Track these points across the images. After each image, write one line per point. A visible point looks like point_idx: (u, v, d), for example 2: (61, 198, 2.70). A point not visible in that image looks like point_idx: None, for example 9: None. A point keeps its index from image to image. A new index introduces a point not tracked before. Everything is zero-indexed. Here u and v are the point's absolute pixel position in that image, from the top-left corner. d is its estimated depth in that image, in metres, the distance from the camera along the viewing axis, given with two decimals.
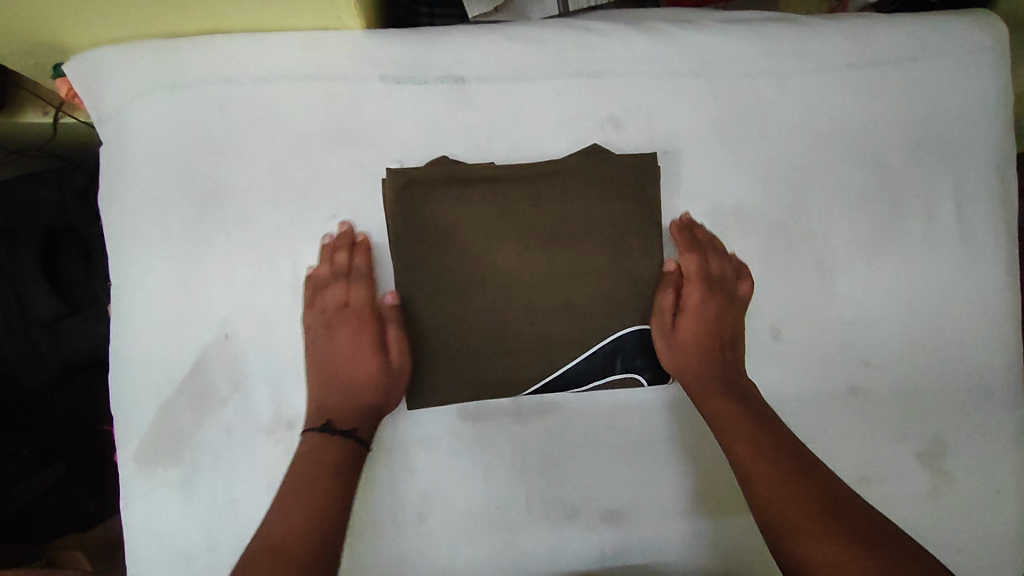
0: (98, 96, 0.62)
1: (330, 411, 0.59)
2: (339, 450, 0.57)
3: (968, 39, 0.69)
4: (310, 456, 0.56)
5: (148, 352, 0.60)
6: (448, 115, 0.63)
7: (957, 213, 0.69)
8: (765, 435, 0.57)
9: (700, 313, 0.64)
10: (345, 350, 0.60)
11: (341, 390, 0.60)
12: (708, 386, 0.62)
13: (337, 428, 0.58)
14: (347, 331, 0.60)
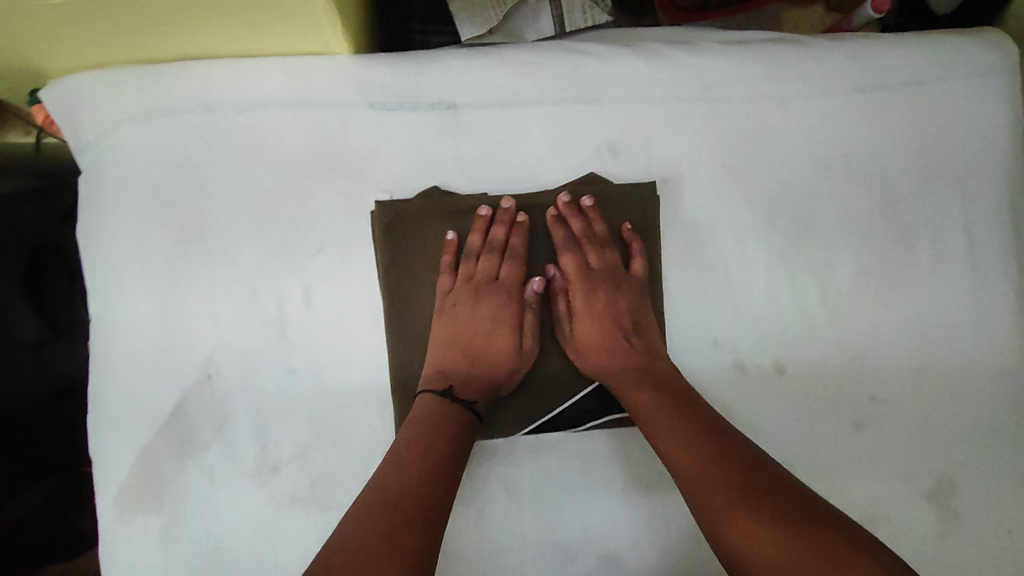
0: (76, 123, 0.60)
1: (453, 380, 0.57)
2: (461, 422, 0.55)
3: (980, 60, 0.67)
4: (429, 423, 0.53)
5: (128, 392, 0.58)
6: (440, 144, 0.61)
7: (967, 241, 0.66)
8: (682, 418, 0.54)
9: (594, 302, 0.60)
10: (481, 322, 0.59)
11: (474, 362, 0.58)
12: (623, 370, 0.58)
13: (458, 397, 0.56)
14: (489, 304, 0.59)
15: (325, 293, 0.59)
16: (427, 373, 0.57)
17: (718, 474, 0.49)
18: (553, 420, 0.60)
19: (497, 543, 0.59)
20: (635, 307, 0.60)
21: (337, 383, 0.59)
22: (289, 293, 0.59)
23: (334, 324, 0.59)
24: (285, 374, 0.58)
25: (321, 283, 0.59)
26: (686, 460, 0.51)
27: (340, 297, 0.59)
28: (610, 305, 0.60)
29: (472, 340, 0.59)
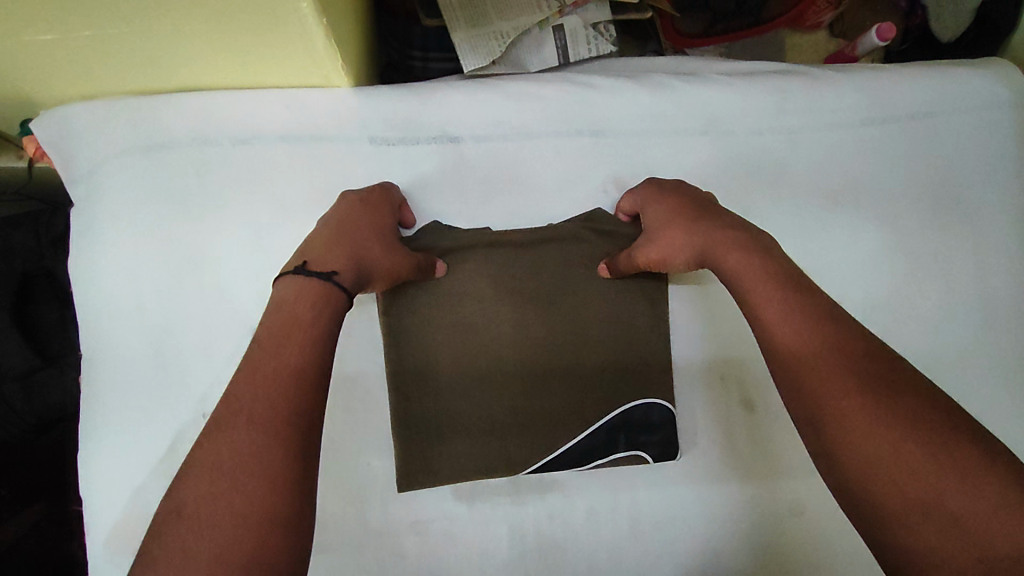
0: (69, 155, 0.58)
1: (309, 257, 0.47)
2: (326, 300, 0.45)
3: (984, 93, 0.67)
4: (284, 307, 0.43)
5: (118, 431, 0.56)
6: (442, 178, 0.60)
7: (978, 273, 0.65)
8: (785, 295, 0.46)
9: (664, 204, 0.56)
10: (352, 220, 0.52)
11: (334, 243, 0.49)
12: (712, 246, 0.51)
13: (312, 271, 0.46)
14: (357, 209, 0.53)
15: None
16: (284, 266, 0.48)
17: (838, 351, 0.41)
18: (555, 461, 0.57)
19: None
20: (709, 202, 0.56)
21: (334, 421, 0.57)
22: None
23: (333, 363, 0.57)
24: None
25: None
26: (792, 336, 0.43)
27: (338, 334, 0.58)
28: (678, 202, 0.55)
29: (339, 230, 0.50)
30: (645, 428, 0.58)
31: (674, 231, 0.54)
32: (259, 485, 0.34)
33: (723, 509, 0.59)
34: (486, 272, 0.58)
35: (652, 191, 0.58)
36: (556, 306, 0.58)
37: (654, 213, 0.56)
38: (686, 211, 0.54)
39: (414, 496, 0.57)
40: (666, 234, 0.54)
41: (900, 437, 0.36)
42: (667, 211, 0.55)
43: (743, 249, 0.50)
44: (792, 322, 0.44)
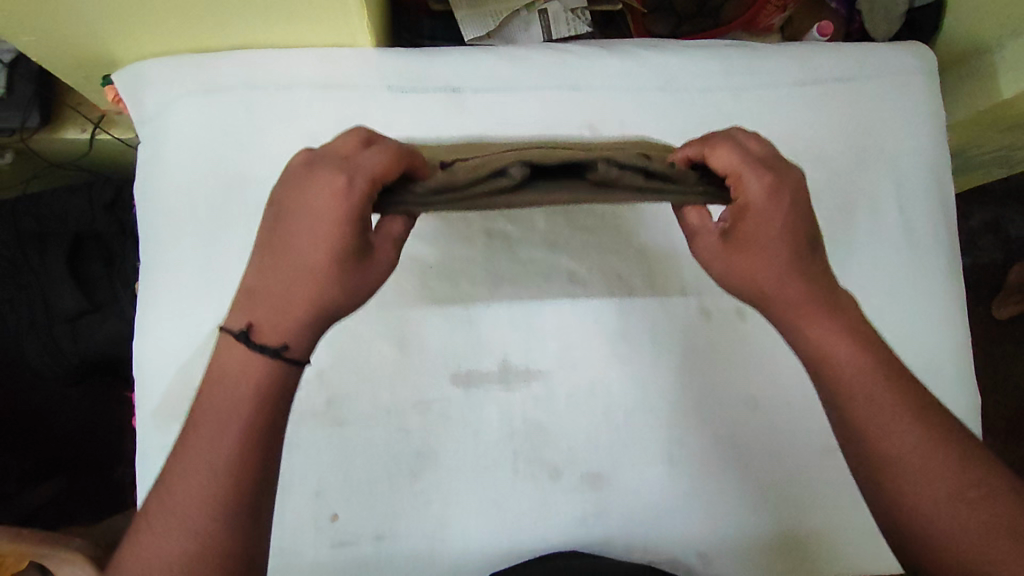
0: (141, 102, 0.71)
1: (256, 319, 0.51)
2: (263, 373, 0.50)
3: (900, 62, 0.80)
4: (216, 392, 0.50)
5: (171, 321, 0.67)
6: (445, 120, 0.72)
7: (899, 210, 0.77)
8: (869, 366, 0.55)
9: (770, 229, 0.55)
10: (294, 243, 0.51)
11: (279, 292, 0.51)
12: (796, 311, 0.56)
13: (257, 343, 0.50)
14: (300, 226, 0.51)
15: None
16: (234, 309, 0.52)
17: (905, 420, 0.53)
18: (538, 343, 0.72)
19: (491, 462, 0.70)
20: (811, 236, 0.56)
21: (356, 321, 0.70)
22: None
23: None
24: None
25: None
26: (862, 399, 0.54)
27: None
28: (783, 232, 0.55)
29: (280, 282, 0.51)
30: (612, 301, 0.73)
31: (770, 278, 0.56)
32: (186, 555, 0.47)
33: (679, 400, 0.73)
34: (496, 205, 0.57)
35: (766, 204, 0.55)
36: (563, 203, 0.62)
37: (759, 233, 0.55)
38: (786, 244, 0.56)
39: (423, 381, 0.70)
40: (762, 260, 0.56)
41: (969, 521, 0.50)
42: (763, 238, 0.55)
43: (829, 314, 0.56)
44: (871, 391, 0.54)
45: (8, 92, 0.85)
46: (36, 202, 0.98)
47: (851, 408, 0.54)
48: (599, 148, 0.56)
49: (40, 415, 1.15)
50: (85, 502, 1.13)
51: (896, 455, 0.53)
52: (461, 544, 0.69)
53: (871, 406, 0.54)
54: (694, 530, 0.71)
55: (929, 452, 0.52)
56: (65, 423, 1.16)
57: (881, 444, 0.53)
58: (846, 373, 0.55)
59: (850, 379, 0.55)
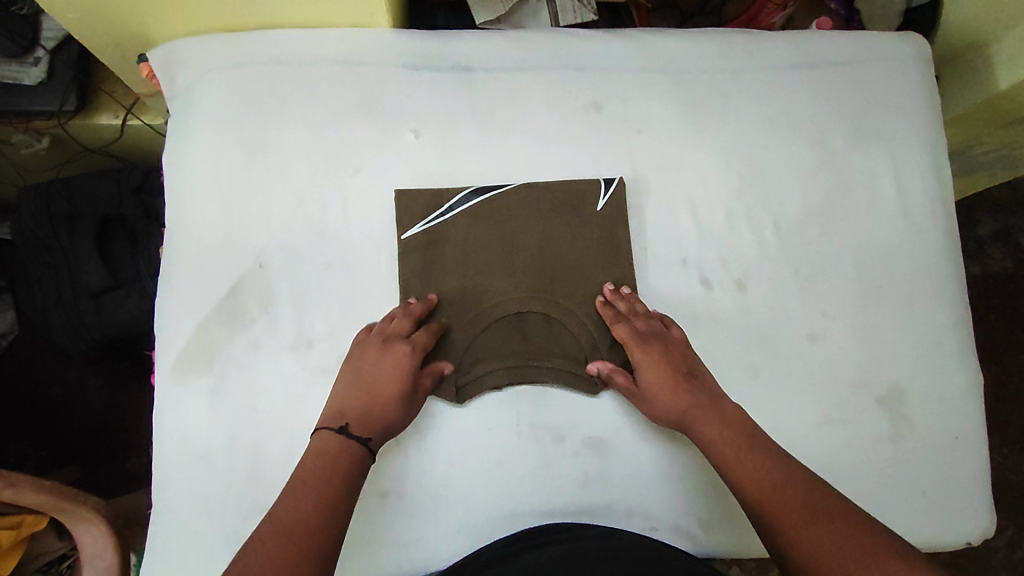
0: (172, 77, 0.75)
1: (349, 419, 0.63)
2: (350, 453, 0.60)
3: (894, 48, 0.82)
4: (319, 476, 0.58)
5: (190, 279, 0.70)
6: (456, 95, 0.76)
7: (896, 187, 0.79)
8: (741, 445, 0.62)
9: (655, 362, 0.67)
10: (364, 386, 0.65)
11: (369, 412, 0.63)
12: (686, 413, 0.65)
13: (354, 434, 0.62)
14: (367, 397, 0.64)
15: (359, 206, 0.72)
16: (325, 420, 0.63)
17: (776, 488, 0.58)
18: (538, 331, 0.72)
19: (493, 424, 0.69)
20: (690, 357, 0.68)
21: (364, 281, 0.71)
22: (329, 202, 0.72)
23: (365, 230, 0.72)
24: (322, 268, 0.71)
25: (356, 197, 0.72)
26: (747, 473, 0.60)
27: (368, 210, 0.72)
28: (666, 365, 0.67)
29: (368, 394, 0.64)
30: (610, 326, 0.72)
31: (659, 391, 0.66)
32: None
33: None
34: (497, 361, 0.70)
35: (647, 344, 0.67)
36: (558, 276, 0.72)
37: (651, 373, 0.66)
38: (670, 381, 0.66)
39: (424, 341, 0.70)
40: (652, 383, 0.66)
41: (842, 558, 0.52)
42: (657, 374, 0.66)
43: (714, 414, 0.64)
44: (751, 460, 0.60)
45: (50, 77, 0.91)
46: (68, 185, 1.02)
47: (733, 471, 0.61)
48: (580, 300, 0.72)
49: (59, 406, 1.15)
50: (99, 489, 1.12)
51: (770, 511, 0.57)
52: (463, 505, 0.67)
53: (759, 475, 0.59)
54: (699, 499, 0.69)
55: (796, 511, 0.56)
56: (84, 414, 1.16)
57: (763, 498, 0.58)
58: (730, 454, 0.61)
59: (728, 454, 0.62)
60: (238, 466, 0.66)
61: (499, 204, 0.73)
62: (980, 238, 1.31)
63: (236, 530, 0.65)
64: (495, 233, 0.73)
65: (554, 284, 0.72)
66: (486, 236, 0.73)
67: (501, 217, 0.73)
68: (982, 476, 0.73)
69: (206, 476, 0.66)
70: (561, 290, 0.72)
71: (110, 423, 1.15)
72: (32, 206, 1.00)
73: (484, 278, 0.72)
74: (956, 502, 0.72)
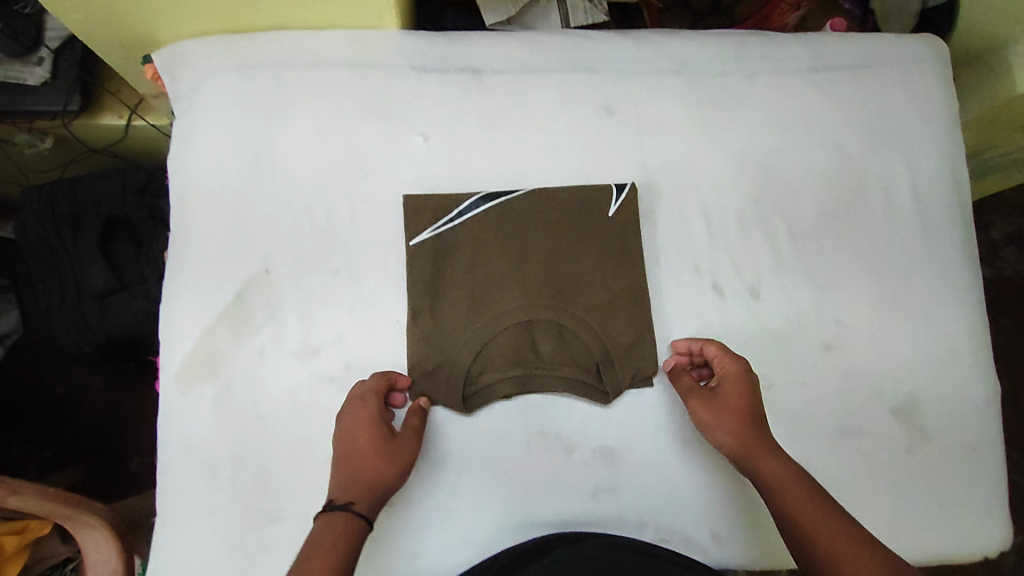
0: (177, 78, 0.74)
1: (332, 493, 0.60)
2: (333, 523, 0.57)
3: (912, 51, 0.81)
4: (304, 556, 0.55)
5: (195, 285, 0.68)
6: (465, 98, 0.74)
7: (913, 193, 0.77)
8: (816, 498, 0.57)
9: (737, 389, 0.65)
10: (337, 457, 0.62)
11: (347, 476, 0.61)
12: (754, 446, 0.62)
13: (333, 504, 0.59)
14: (340, 467, 0.61)
15: (366, 212, 0.71)
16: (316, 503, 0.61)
17: (856, 550, 0.53)
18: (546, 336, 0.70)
19: (502, 434, 0.68)
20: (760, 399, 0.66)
21: (371, 287, 0.70)
22: (336, 207, 0.71)
23: (373, 236, 0.71)
24: (329, 275, 0.69)
25: (363, 202, 0.71)
26: (820, 526, 0.55)
27: (376, 215, 0.71)
28: (747, 395, 0.64)
29: (341, 461, 0.62)
30: (623, 334, 0.70)
31: (737, 413, 0.63)
32: None
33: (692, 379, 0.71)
34: (505, 369, 0.68)
35: (733, 370, 0.65)
36: (569, 284, 0.71)
37: (733, 395, 0.64)
38: (745, 411, 0.63)
39: (432, 350, 0.69)
40: (732, 404, 0.64)
41: None
42: (735, 400, 0.64)
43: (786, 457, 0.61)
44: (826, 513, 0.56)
45: (54, 77, 0.90)
46: (73, 186, 1.01)
47: (804, 521, 0.56)
48: (591, 307, 0.71)
49: (62, 407, 1.15)
50: (102, 491, 1.12)
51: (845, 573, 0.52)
52: (470, 516, 0.66)
53: (837, 534, 0.54)
54: (710, 511, 0.68)
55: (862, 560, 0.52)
56: (87, 416, 1.15)
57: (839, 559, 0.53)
58: (796, 490, 0.58)
59: (789, 494, 0.58)
60: (244, 476, 0.65)
61: (509, 210, 0.72)
62: (992, 241, 1.30)
63: (241, 540, 0.64)
64: (505, 239, 0.71)
65: (564, 291, 0.71)
66: (494, 242, 0.71)
67: (510, 222, 0.71)
68: (998, 488, 0.72)
69: (211, 485, 0.65)
70: (571, 298, 0.71)
71: (113, 425, 1.15)
72: (36, 207, 0.99)
73: (492, 284, 0.70)
74: (972, 515, 0.71)
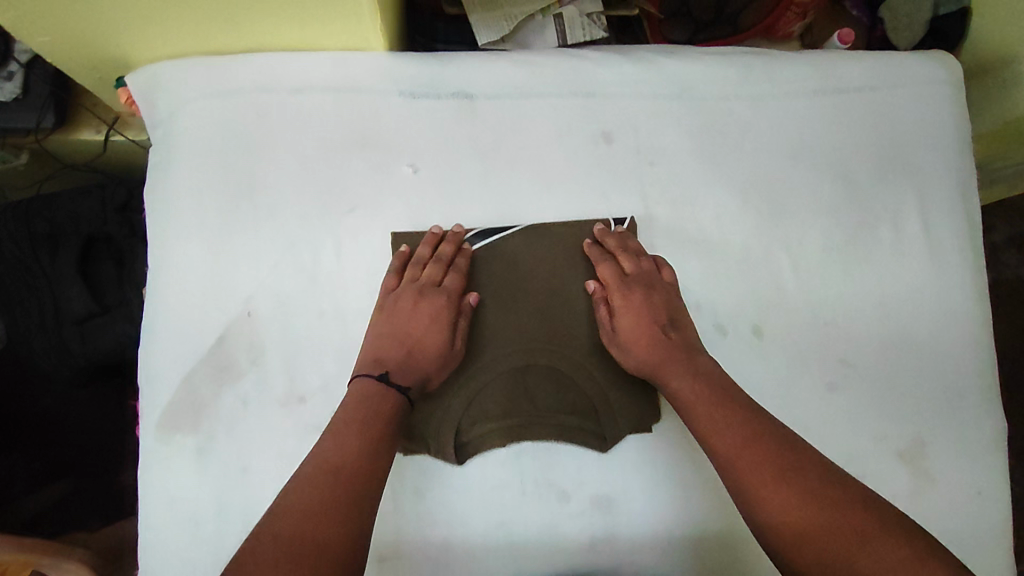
0: (153, 104, 0.70)
1: (389, 367, 0.61)
2: (394, 402, 0.59)
3: (925, 73, 0.77)
4: (361, 422, 0.57)
5: (176, 328, 0.65)
6: (456, 126, 0.70)
7: (923, 224, 0.74)
8: (715, 404, 0.58)
9: (637, 314, 0.64)
10: (412, 333, 0.63)
11: (409, 361, 0.62)
12: (661, 366, 0.62)
13: (395, 382, 0.60)
14: (411, 343, 0.62)
15: (353, 249, 0.68)
16: (363, 364, 0.62)
17: (752, 453, 0.54)
18: (544, 384, 0.67)
19: (497, 482, 0.66)
20: (667, 310, 0.65)
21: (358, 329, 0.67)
22: (321, 244, 0.67)
23: (360, 275, 0.68)
24: (314, 317, 0.66)
25: (349, 238, 0.68)
26: (718, 437, 0.56)
27: (363, 252, 0.68)
28: (647, 317, 0.64)
29: (408, 344, 0.62)
30: (624, 378, 0.68)
31: (637, 340, 0.64)
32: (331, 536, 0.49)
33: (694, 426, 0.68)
34: (500, 416, 0.66)
35: (629, 298, 0.65)
36: (566, 326, 0.68)
37: (626, 320, 0.64)
38: (647, 336, 0.63)
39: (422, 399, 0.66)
40: (626, 333, 0.64)
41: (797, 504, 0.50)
42: (632, 327, 0.64)
43: (689, 368, 0.61)
44: (718, 415, 0.57)
45: (26, 92, 0.86)
46: (50, 204, 0.97)
47: (703, 435, 0.57)
48: (591, 351, 0.68)
49: (53, 418, 1.09)
50: (93, 508, 1.07)
51: (739, 470, 0.54)
52: (463, 569, 0.64)
53: (723, 433, 0.56)
54: (710, 560, 0.66)
55: (751, 457, 0.54)
56: (78, 426, 1.10)
57: (732, 462, 0.54)
58: (696, 404, 0.59)
59: (690, 407, 0.59)
60: (229, 532, 0.63)
61: (502, 249, 0.69)
62: (996, 248, 1.27)
63: None
64: (499, 279, 0.69)
65: (560, 332, 0.68)
66: (485, 283, 0.68)
67: (504, 261, 0.69)
68: (1004, 532, 0.70)
69: (196, 541, 0.63)
70: (568, 342, 0.68)
71: (105, 438, 1.10)
72: (11, 228, 0.95)
73: (486, 327, 0.67)
74: (979, 561, 0.69)
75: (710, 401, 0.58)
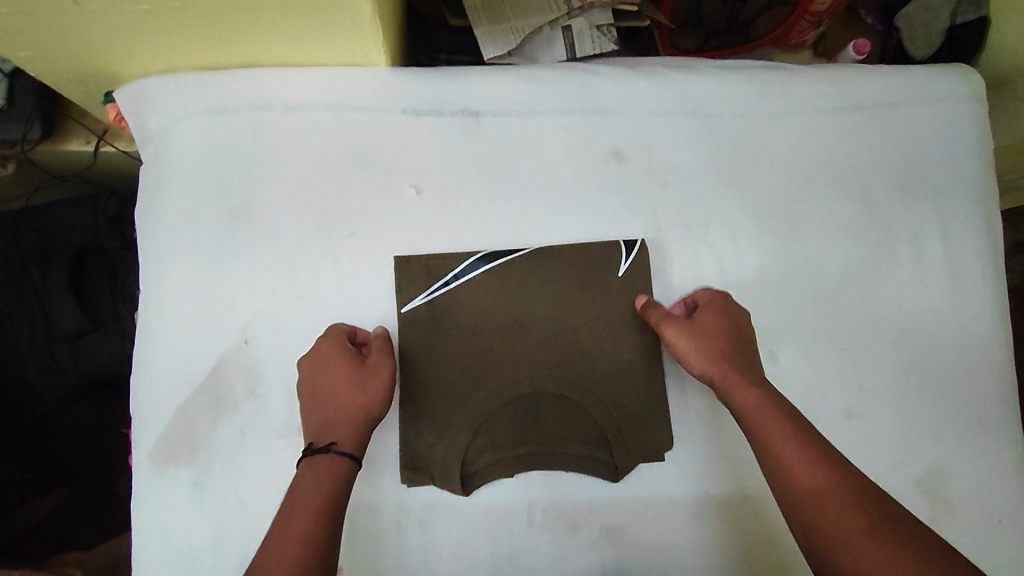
0: (144, 120, 0.67)
1: (313, 437, 0.57)
2: (318, 471, 0.54)
3: (947, 89, 0.74)
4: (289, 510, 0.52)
5: (169, 357, 0.63)
6: (461, 144, 0.68)
7: (944, 244, 0.72)
8: (791, 432, 0.56)
9: (715, 328, 0.63)
10: (321, 394, 0.59)
11: (326, 422, 0.58)
12: (735, 381, 0.59)
13: (314, 450, 0.56)
14: (323, 404, 0.58)
15: (354, 273, 0.65)
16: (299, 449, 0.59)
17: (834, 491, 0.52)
18: (552, 412, 0.64)
19: (504, 513, 0.63)
20: (745, 335, 0.64)
21: None
22: (321, 268, 0.65)
23: (362, 300, 0.65)
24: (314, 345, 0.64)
25: (350, 263, 0.65)
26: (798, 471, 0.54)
27: (365, 277, 0.65)
28: (726, 334, 0.62)
29: (323, 405, 0.58)
30: (636, 406, 0.65)
31: (713, 351, 0.61)
32: None
33: (708, 453, 0.66)
34: (508, 445, 0.63)
35: (712, 314, 0.64)
36: (576, 351, 0.65)
37: (704, 331, 0.62)
38: (722, 350, 0.61)
39: (426, 428, 0.64)
40: (700, 341, 0.62)
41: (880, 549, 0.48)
42: (709, 337, 0.62)
43: (762, 391, 0.59)
44: (795, 444, 0.55)
45: (9, 103, 0.83)
46: (39, 215, 0.94)
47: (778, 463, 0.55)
48: (601, 377, 0.65)
49: (45, 424, 1.04)
50: (89, 520, 1.03)
51: (821, 508, 0.52)
52: None
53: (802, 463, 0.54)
54: None
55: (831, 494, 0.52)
56: (72, 434, 1.05)
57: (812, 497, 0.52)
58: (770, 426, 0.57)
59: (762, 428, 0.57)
60: (226, 569, 0.60)
61: (508, 272, 0.66)
62: None
63: None
64: (506, 303, 0.66)
65: (570, 357, 0.65)
66: (491, 306, 0.65)
67: (511, 285, 0.66)
68: None
69: None
70: (578, 369, 0.65)
71: (101, 447, 1.06)
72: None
73: (493, 353, 0.65)
74: None
75: (785, 428, 0.56)
